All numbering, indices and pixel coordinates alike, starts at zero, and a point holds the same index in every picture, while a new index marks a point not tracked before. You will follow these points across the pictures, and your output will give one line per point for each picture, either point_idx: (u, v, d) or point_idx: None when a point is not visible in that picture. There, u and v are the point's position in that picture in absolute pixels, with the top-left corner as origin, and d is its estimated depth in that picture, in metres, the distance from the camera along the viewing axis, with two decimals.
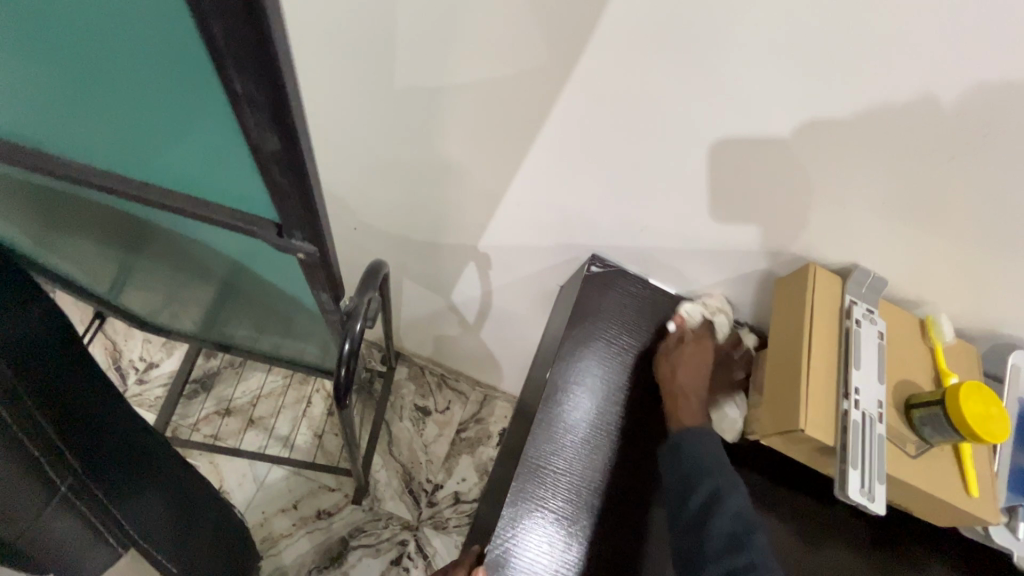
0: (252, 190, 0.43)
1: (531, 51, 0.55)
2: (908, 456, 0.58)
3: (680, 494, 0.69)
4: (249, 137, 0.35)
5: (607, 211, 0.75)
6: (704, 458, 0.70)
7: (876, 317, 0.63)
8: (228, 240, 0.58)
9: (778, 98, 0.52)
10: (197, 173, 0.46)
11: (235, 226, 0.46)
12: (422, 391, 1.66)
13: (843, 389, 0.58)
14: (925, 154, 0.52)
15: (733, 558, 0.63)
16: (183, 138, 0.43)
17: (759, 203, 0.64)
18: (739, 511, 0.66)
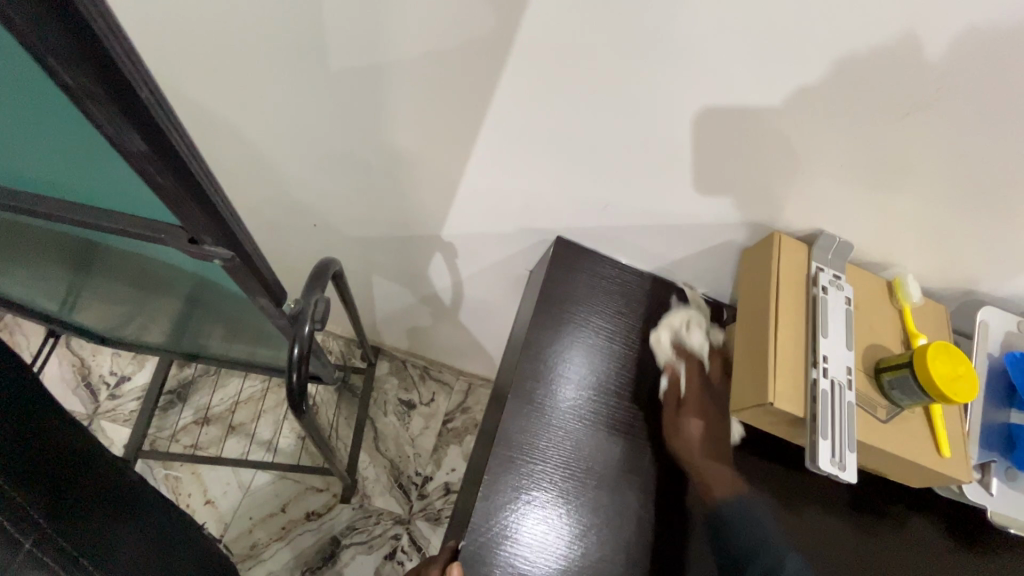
0: (167, 196, 0.40)
1: (463, 22, 0.51)
2: (880, 421, 0.58)
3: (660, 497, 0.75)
4: (111, 139, 0.36)
5: (566, 192, 0.73)
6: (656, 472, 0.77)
7: (843, 283, 0.61)
8: (166, 252, 0.56)
9: (724, 64, 0.49)
10: (114, 175, 0.43)
11: (157, 236, 0.45)
12: (405, 384, 1.64)
13: (811, 358, 0.57)
14: (881, 113, 0.50)
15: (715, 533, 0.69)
16: (91, 136, 0.39)
17: (718, 174, 0.62)
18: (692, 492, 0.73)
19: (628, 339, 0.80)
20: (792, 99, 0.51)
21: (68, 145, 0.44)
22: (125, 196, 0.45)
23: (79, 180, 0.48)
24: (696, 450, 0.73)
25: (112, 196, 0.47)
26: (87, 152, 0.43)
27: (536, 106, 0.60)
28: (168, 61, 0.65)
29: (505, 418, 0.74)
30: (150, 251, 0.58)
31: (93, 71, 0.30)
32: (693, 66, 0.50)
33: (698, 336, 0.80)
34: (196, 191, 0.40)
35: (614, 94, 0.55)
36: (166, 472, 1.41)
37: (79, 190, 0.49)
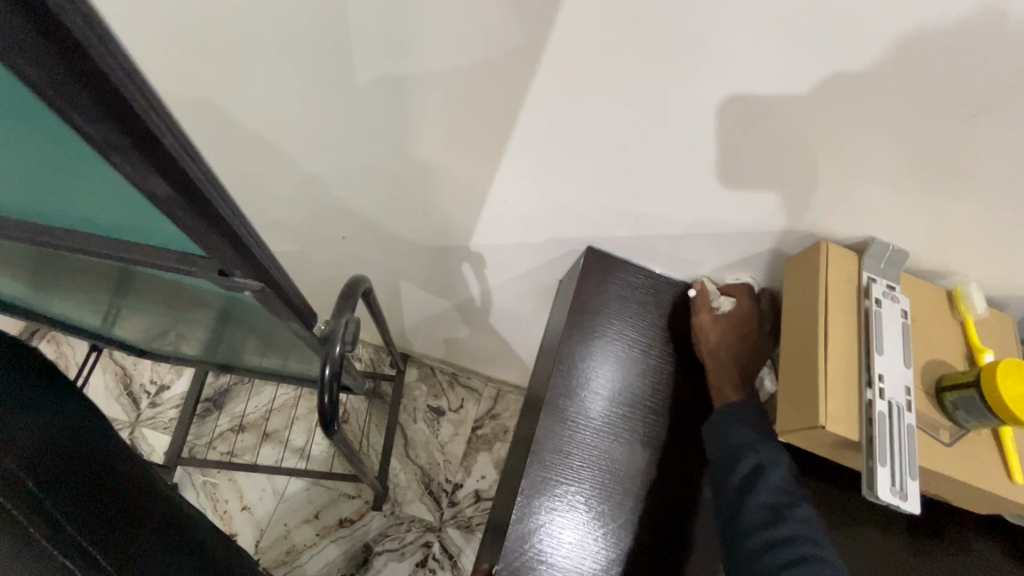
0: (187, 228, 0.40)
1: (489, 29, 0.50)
2: (943, 443, 0.53)
3: (723, 467, 0.65)
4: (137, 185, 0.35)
5: (596, 202, 0.70)
6: (741, 435, 0.66)
7: (898, 295, 0.58)
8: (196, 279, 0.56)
9: (768, 65, 0.46)
10: (142, 212, 0.43)
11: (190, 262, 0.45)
12: (434, 391, 1.64)
13: (865, 377, 0.53)
14: (942, 112, 0.46)
15: (772, 532, 0.60)
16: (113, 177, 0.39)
17: (760, 181, 0.58)
18: (785, 485, 0.63)
19: (662, 351, 0.77)
20: (843, 100, 0.47)
21: (96, 186, 0.44)
22: (152, 230, 0.46)
23: (111, 220, 0.49)
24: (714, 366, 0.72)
25: (145, 232, 0.48)
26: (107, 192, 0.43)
27: (568, 116, 0.58)
28: (200, 82, 0.66)
29: (539, 432, 0.72)
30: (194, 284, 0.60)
31: (89, 99, 0.29)
32: (734, 68, 0.47)
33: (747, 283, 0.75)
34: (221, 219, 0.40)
35: (649, 101, 0.53)
36: (204, 478, 1.45)
37: (115, 228, 0.50)
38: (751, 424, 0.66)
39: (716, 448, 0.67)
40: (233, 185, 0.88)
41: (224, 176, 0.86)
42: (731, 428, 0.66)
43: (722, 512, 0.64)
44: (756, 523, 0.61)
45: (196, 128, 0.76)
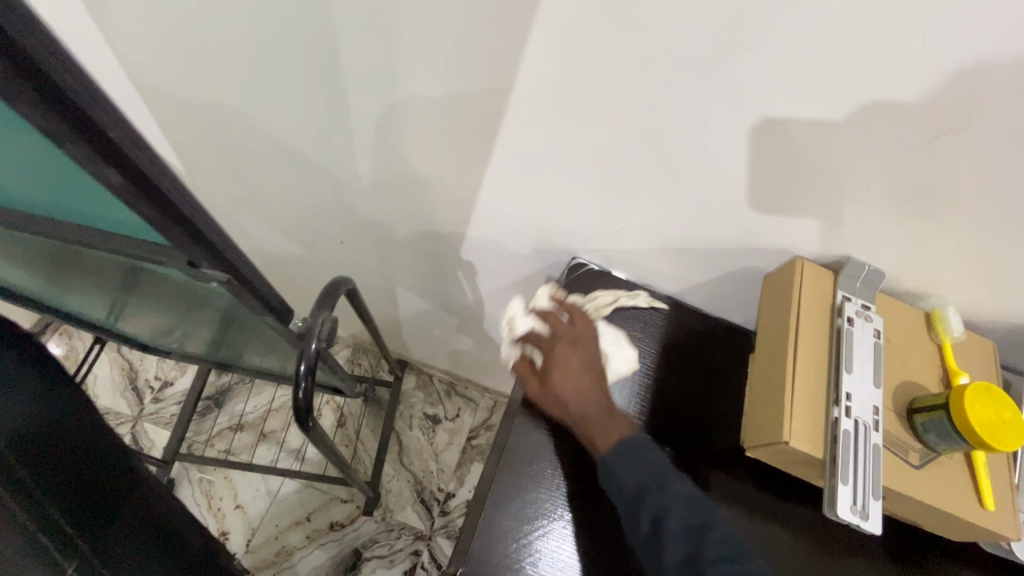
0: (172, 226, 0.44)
1: (468, 39, 0.51)
2: (913, 466, 0.53)
3: (628, 510, 0.61)
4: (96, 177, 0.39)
5: (579, 213, 0.72)
6: (633, 477, 0.61)
7: (871, 315, 0.58)
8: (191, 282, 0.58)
9: (730, 87, 0.47)
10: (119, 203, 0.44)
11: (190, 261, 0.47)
12: (431, 399, 1.65)
13: (832, 395, 0.53)
14: (908, 136, 0.46)
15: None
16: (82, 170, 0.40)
17: (733, 197, 0.59)
18: (694, 526, 0.58)
19: (644, 364, 0.77)
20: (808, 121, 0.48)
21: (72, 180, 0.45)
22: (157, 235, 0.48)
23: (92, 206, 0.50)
24: (581, 407, 0.65)
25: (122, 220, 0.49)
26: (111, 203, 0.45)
27: (546, 129, 0.60)
28: (205, 89, 0.70)
29: (515, 437, 0.73)
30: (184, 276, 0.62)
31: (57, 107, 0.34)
32: (703, 84, 0.48)
33: (523, 319, 0.75)
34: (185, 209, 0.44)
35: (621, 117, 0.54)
36: (200, 476, 1.47)
37: (101, 215, 0.52)
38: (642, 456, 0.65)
39: (614, 487, 0.62)
40: (234, 187, 0.91)
41: (228, 179, 0.90)
42: (625, 468, 0.61)
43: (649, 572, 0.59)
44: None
45: (201, 132, 0.80)
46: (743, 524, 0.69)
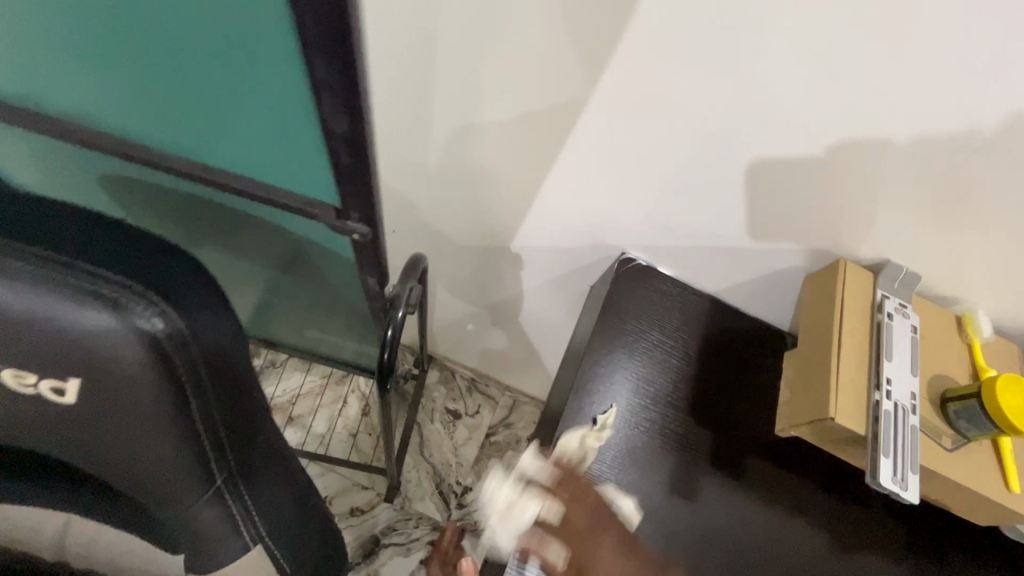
0: (310, 177, 0.40)
1: (563, 41, 0.56)
2: (944, 448, 0.58)
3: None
4: (322, 117, 0.33)
5: (636, 210, 0.76)
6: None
7: (909, 312, 0.63)
8: (259, 233, 0.54)
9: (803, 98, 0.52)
10: (240, 132, 0.41)
11: (296, 208, 0.43)
12: (453, 395, 1.68)
13: (874, 380, 0.58)
14: (961, 149, 0.51)
15: None
16: (240, 91, 0.38)
17: (792, 199, 0.63)
18: None
19: (687, 357, 0.81)
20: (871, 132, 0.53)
21: (176, 93, 0.41)
22: (268, 170, 0.42)
23: (158, 128, 0.45)
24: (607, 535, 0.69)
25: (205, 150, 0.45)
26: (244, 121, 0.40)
27: (618, 130, 0.64)
28: None
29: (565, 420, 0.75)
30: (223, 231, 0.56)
31: (322, 52, 0.28)
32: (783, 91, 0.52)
33: (505, 487, 0.72)
34: (367, 180, 0.37)
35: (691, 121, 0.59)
36: None
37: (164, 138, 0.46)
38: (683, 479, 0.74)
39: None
40: None
41: None
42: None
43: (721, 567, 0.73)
44: None
45: None
46: (770, 509, 0.74)
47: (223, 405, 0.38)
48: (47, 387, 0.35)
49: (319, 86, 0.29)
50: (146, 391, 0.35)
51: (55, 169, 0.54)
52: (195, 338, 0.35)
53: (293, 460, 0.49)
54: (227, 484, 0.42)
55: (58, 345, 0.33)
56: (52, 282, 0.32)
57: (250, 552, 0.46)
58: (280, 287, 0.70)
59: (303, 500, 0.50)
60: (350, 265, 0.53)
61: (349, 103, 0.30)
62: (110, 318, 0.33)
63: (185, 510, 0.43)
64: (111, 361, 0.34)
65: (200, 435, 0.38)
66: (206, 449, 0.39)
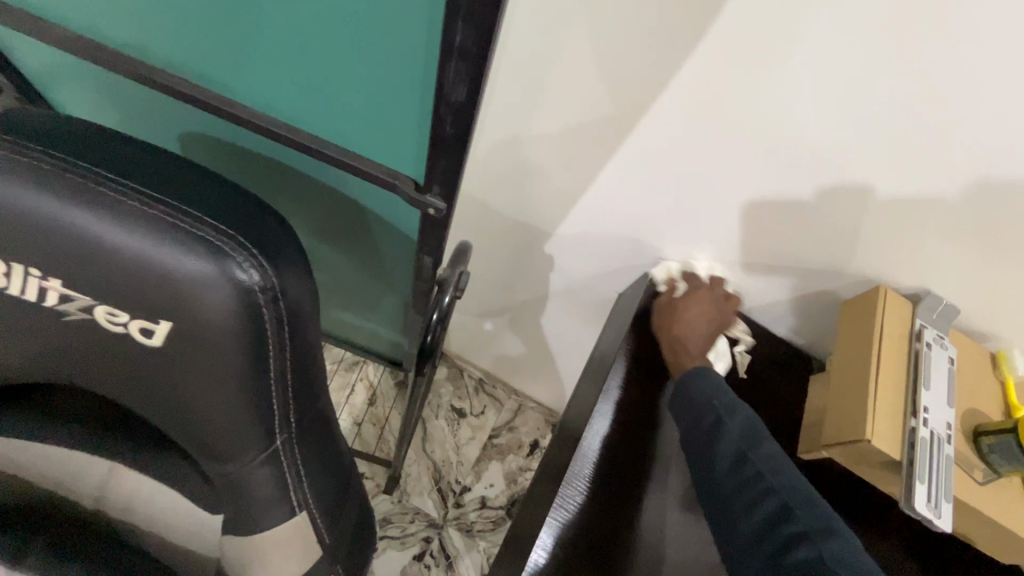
0: (402, 146, 0.42)
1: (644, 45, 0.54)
2: (975, 481, 0.58)
3: (693, 429, 0.64)
4: (438, 87, 0.33)
5: (679, 223, 0.73)
6: (707, 388, 0.65)
7: (946, 343, 0.64)
8: (324, 200, 0.54)
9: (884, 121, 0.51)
10: (331, 97, 0.41)
11: (376, 177, 0.43)
12: (460, 393, 1.66)
13: (911, 407, 0.59)
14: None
15: (778, 534, 0.54)
16: (334, 59, 0.38)
17: (843, 228, 0.62)
18: (746, 431, 0.61)
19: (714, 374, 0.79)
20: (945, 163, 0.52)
21: (256, 49, 0.40)
22: (358, 136, 0.43)
23: (241, 82, 0.44)
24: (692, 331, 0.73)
25: (282, 111, 0.45)
26: (338, 89, 0.40)
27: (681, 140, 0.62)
28: None
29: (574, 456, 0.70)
30: (271, 189, 0.57)
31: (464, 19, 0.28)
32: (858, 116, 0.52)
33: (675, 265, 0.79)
34: (463, 154, 0.37)
35: (762, 137, 0.57)
36: None
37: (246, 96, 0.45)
38: (743, 414, 0.62)
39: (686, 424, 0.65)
40: None
41: None
42: (689, 403, 0.65)
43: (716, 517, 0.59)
44: (744, 507, 0.57)
45: None
46: None
47: (296, 364, 0.39)
48: (137, 327, 0.36)
49: (449, 51, 0.30)
50: (234, 342, 0.36)
51: (128, 110, 0.54)
52: (284, 294, 0.36)
53: (340, 428, 0.49)
54: (285, 446, 0.43)
55: (155, 284, 0.34)
56: (160, 223, 0.33)
57: (294, 518, 0.47)
58: (320, 259, 0.70)
59: (343, 470, 0.50)
60: (411, 240, 0.54)
61: (475, 73, 0.30)
62: (212, 264, 0.34)
63: (239, 466, 0.43)
64: (206, 307, 0.34)
65: (272, 389, 0.39)
66: (275, 405, 0.40)
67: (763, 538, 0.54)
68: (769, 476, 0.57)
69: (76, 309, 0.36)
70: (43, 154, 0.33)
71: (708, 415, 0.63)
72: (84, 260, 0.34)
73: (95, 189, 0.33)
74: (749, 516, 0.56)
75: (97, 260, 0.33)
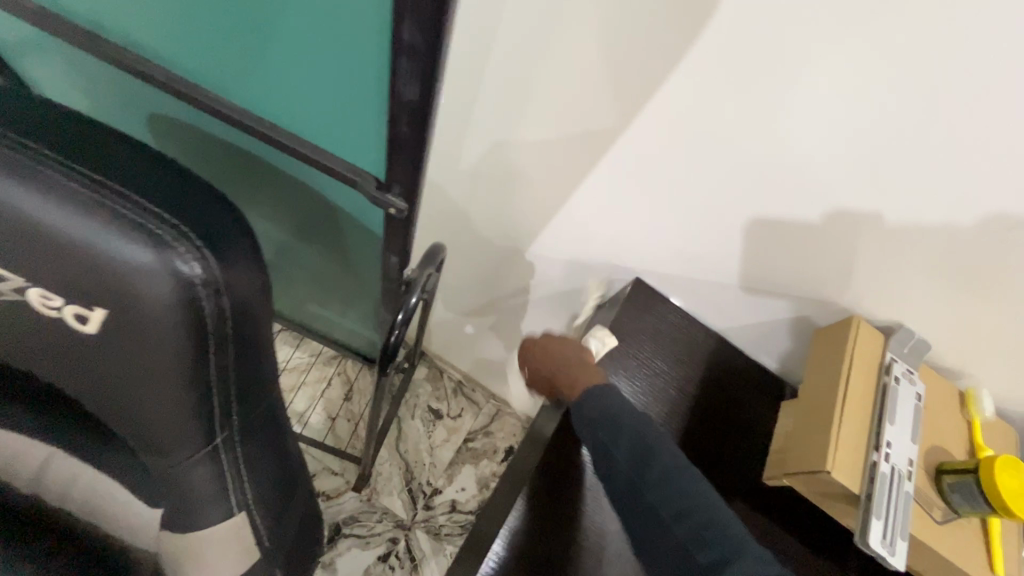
0: (363, 142, 0.40)
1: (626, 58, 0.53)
2: (934, 521, 0.57)
3: (601, 458, 0.60)
4: (392, 84, 0.32)
5: (659, 237, 0.73)
6: (603, 411, 0.60)
7: (915, 379, 0.63)
8: (291, 191, 0.53)
9: (864, 148, 0.51)
10: (293, 86, 0.40)
11: (339, 174, 0.43)
12: (438, 394, 1.65)
13: (874, 440, 0.58)
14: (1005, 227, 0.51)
15: (702, 569, 0.52)
16: (297, 48, 0.37)
17: (817, 250, 0.62)
18: (642, 449, 0.58)
19: (684, 390, 0.78)
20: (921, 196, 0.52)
21: (220, 32, 0.39)
22: (321, 128, 0.42)
23: (201, 65, 0.43)
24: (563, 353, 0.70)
25: (239, 94, 0.43)
26: (300, 79, 0.39)
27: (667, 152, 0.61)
28: None
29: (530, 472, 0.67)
30: (239, 175, 0.55)
31: (415, 16, 0.27)
32: (836, 143, 0.51)
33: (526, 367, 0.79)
34: (420, 154, 0.36)
35: (747, 156, 0.57)
36: None
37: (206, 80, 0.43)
38: (626, 430, 0.58)
39: (590, 445, 0.61)
40: None
41: None
42: (591, 424, 0.61)
43: (640, 545, 0.57)
44: (665, 536, 0.55)
45: None
46: None
47: (239, 360, 0.38)
48: (71, 312, 0.34)
49: (403, 48, 0.29)
50: (172, 334, 0.35)
51: (93, 87, 0.52)
52: (229, 289, 0.35)
53: (289, 427, 0.48)
54: (226, 443, 0.41)
55: (93, 272, 0.33)
56: (99, 207, 0.32)
57: (232, 518, 0.45)
58: (290, 251, 0.69)
59: (289, 469, 0.49)
60: (376, 238, 0.53)
61: (427, 72, 0.29)
62: (151, 253, 0.32)
63: (175, 462, 0.42)
64: (143, 297, 0.33)
65: (211, 384, 0.38)
66: (215, 401, 0.39)
67: (688, 570, 0.53)
68: (681, 503, 0.55)
69: (8, 290, 0.34)
70: None
71: (610, 445, 0.59)
72: (20, 240, 0.32)
73: (35, 168, 0.32)
74: (673, 544, 0.54)
75: (38, 245, 0.32)
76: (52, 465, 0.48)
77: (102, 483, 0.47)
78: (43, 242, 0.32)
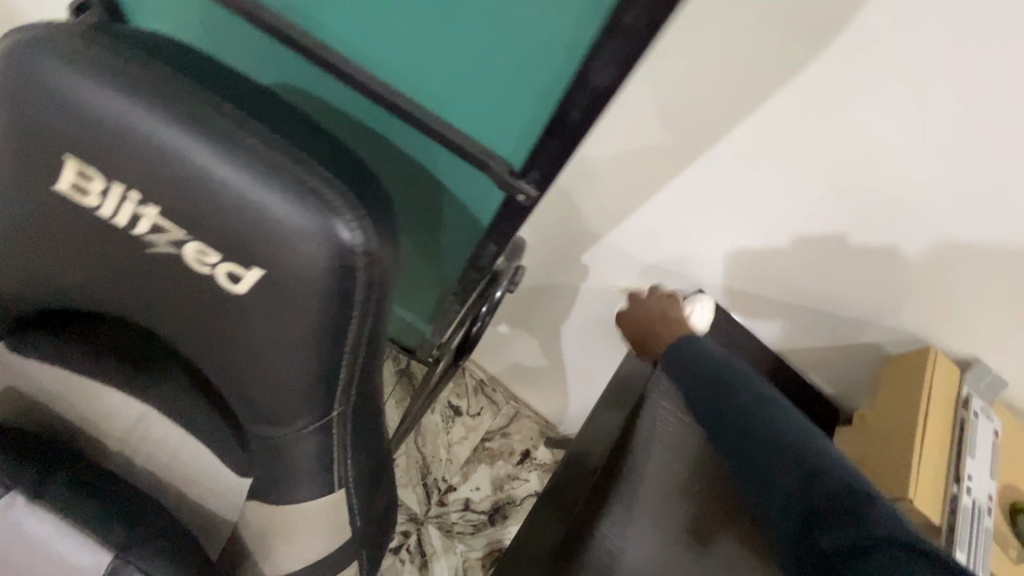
0: (510, 122, 0.40)
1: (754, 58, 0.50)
2: (1011, 559, 0.58)
3: (707, 399, 0.60)
4: (584, 66, 0.31)
5: (731, 254, 0.67)
6: (708, 358, 0.62)
7: (991, 416, 0.63)
8: (393, 164, 0.51)
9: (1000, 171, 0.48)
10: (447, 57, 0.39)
11: (471, 153, 0.42)
12: (456, 390, 1.43)
13: (953, 473, 0.58)
14: None
15: (824, 519, 0.50)
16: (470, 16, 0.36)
17: (912, 278, 0.59)
18: (753, 397, 0.59)
19: None
20: None
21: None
22: (464, 103, 0.41)
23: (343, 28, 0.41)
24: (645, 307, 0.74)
25: (378, 61, 0.42)
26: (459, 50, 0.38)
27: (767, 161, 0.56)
28: None
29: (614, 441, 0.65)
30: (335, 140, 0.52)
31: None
32: (962, 169, 0.49)
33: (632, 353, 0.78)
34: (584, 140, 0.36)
35: (863, 171, 0.52)
36: None
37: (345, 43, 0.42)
38: (723, 381, 0.60)
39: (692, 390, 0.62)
40: None
41: None
42: (691, 367, 0.63)
43: (755, 495, 0.56)
44: (781, 486, 0.54)
45: None
46: None
47: (375, 334, 0.38)
48: (224, 270, 0.34)
49: (615, 30, 0.29)
50: (321, 299, 0.34)
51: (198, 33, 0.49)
52: (380, 260, 0.34)
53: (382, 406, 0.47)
54: (340, 418, 0.41)
55: (257, 228, 0.32)
56: (273, 166, 0.32)
57: (330, 494, 0.44)
58: None
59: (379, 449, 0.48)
60: (479, 223, 0.52)
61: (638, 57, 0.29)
62: (319, 215, 0.32)
63: (286, 431, 0.41)
64: (303, 260, 0.33)
65: (344, 355, 0.37)
66: (341, 373, 0.38)
67: (807, 523, 0.51)
68: (796, 451, 0.54)
69: (163, 242, 0.33)
70: (157, 74, 0.31)
71: (711, 387, 0.60)
72: (185, 191, 0.32)
73: (216, 118, 0.31)
74: (787, 494, 0.53)
75: (206, 196, 0.32)
76: (144, 422, 0.47)
77: (196, 443, 0.47)
78: (212, 193, 0.32)
